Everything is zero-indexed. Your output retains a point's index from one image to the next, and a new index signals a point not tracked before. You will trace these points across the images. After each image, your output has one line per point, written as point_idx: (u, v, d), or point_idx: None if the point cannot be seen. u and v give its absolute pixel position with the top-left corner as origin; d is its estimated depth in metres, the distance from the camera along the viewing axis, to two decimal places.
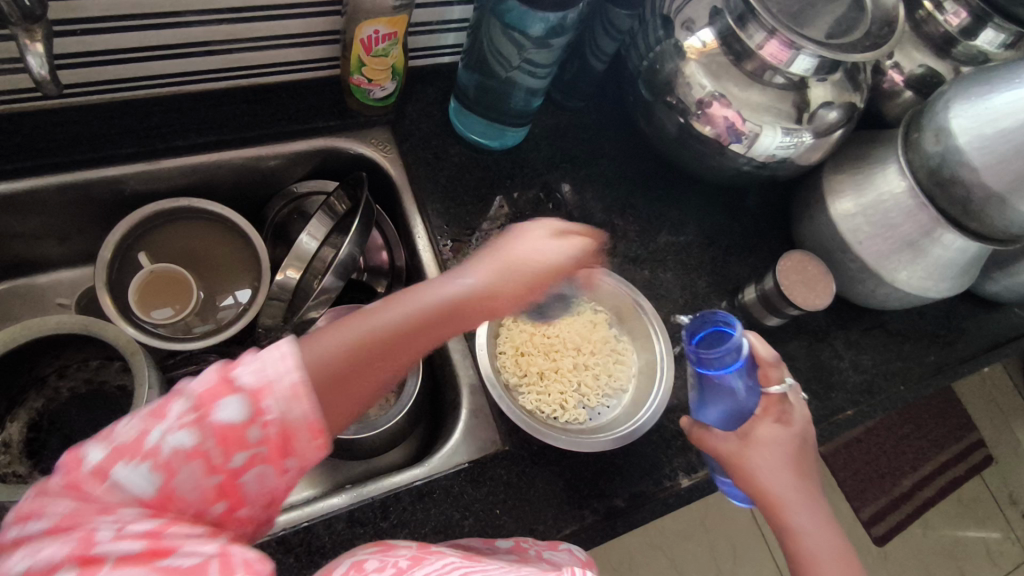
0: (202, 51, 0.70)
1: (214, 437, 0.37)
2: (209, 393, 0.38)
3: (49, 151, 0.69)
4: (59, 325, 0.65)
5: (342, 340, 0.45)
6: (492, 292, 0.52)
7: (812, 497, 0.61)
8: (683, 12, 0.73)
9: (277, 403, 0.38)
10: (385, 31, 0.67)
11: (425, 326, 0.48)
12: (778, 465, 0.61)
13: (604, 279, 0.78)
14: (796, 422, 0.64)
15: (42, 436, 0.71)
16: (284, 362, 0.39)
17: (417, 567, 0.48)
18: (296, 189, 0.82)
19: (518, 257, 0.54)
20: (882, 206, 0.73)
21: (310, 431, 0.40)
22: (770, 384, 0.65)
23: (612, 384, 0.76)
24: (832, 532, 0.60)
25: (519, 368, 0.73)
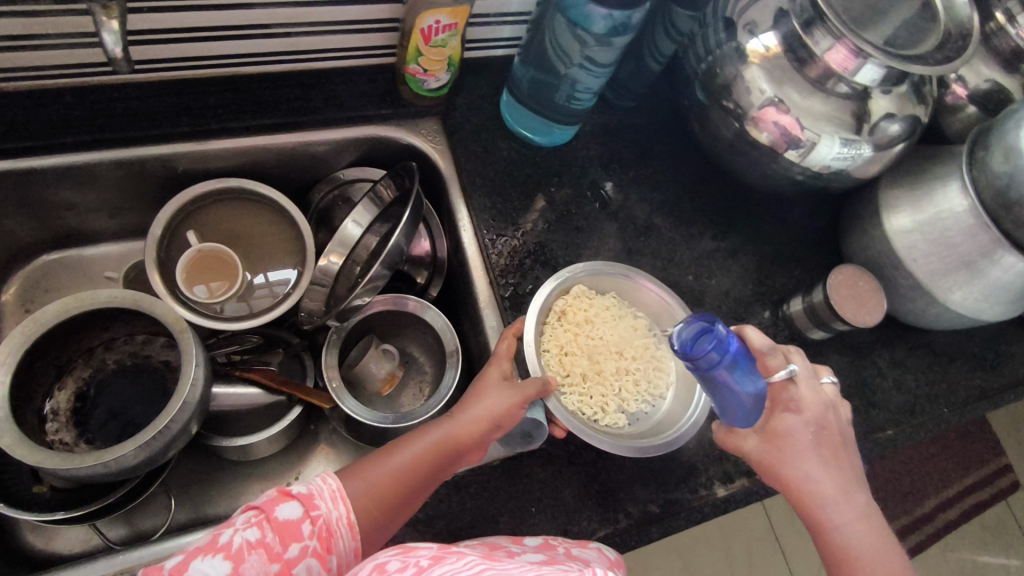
0: (262, 33, 0.70)
1: (273, 530, 0.49)
2: (270, 499, 0.51)
3: (108, 127, 0.69)
4: (109, 298, 0.65)
5: (370, 483, 0.56)
6: (474, 430, 0.59)
7: (848, 490, 0.60)
8: (747, 13, 0.72)
9: (324, 504, 0.53)
10: (446, 22, 0.67)
11: (429, 465, 0.58)
12: (803, 462, 0.60)
13: (648, 286, 0.75)
14: (810, 407, 0.61)
15: (87, 406, 0.72)
16: (326, 480, 0.55)
17: (438, 566, 0.44)
18: (343, 174, 0.82)
19: (491, 399, 0.60)
20: (941, 223, 0.71)
21: (349, 529, 0.53)
22: (773, 373, 0.63)
23: (652, 390, 0.73)
24: (870, 526, 0.58)
25: (562, 368, 0.70)
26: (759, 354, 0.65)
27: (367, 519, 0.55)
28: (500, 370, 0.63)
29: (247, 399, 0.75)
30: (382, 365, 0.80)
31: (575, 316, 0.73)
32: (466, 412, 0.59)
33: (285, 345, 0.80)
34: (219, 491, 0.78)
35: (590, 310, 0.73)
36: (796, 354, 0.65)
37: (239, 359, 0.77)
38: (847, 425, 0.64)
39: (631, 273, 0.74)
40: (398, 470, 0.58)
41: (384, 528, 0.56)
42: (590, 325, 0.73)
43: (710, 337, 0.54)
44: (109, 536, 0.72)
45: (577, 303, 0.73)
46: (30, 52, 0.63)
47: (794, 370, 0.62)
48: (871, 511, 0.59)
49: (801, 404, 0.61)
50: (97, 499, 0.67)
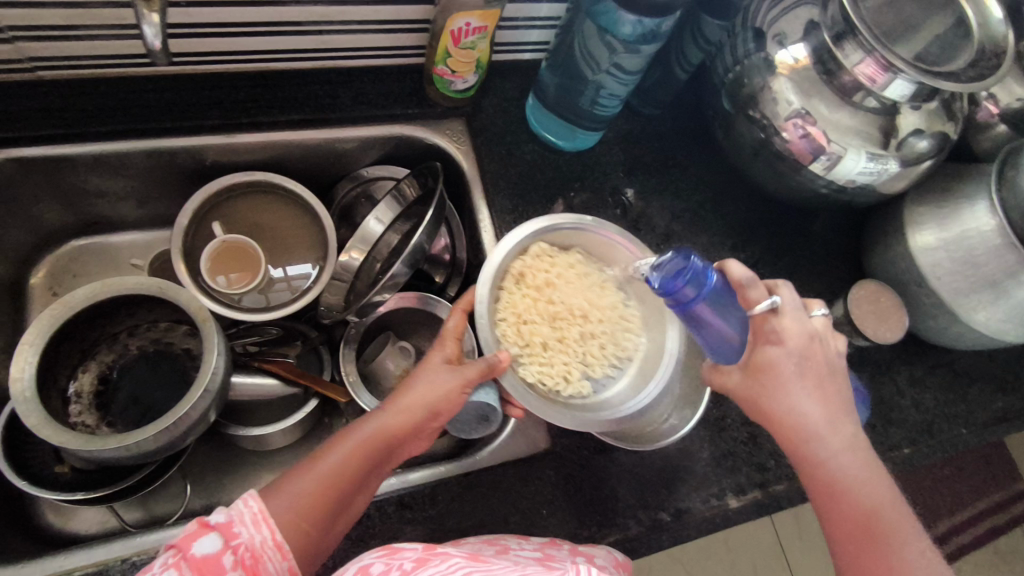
0: (295, 31, 0.71)
1: (191, 568, 0.44)
2: (186, 536, 0.46)
3: (141, 117, 0.71)
4: (136, 285, 0.66)
5: (299, 494, 0.52)
6: (411, 419, 0.57)
7: (835, 421, 0.57)
8: (777, 24, 0.72)
9: (246, 530, 0.48)
10: (476, 24, 0.67)
11: (364, 464, 0.55)
12: (788, 395, 0.57)
13: (613, 239, 0.70)
14: (793, 338, 0.57)
15: (110, 389, 0.73)
16: (246, 501, 0.49)
17: (422, 568, 0.46)
18: (366, 173, 0.83)
19: (428, 385, 0.59)
20: (966, 242, 0.70)
21: (278, 552, 0.48)
22: (754, 306, 0.59)
23: (618, 353, 0.70)
24: (858, 457, 0.56)
25: (520, 337, 0.67)
26: (738, 287, 0.60)
27: (300, 533, 0.50)
28: (444, 353, 0.61)
29: (265, 390, 0.77)
30: (398, 362, 0.80)
31: (533, 280, 0.69)
32: (401, 401, 0.58)
33: (303, 338, 0.81)
34: (234, 480, 0.79)
35: (551, 272, 0.69)
36: (784, 287, 0.60)
37: (257, 350, 0.78)
38: (839, 356, 0.61)
39: (598, 227, 0.69)
40: (331, 476, 0.54)
41: (320, 541, 0.52)
42: (551, 288, 0.69)
43: (685, 269, 0.53)
44: (126, 519, 0.73)
45: (535, 265, 0.69)
46: (71, 43, 0.65)
47: (776, 301, 0.58)
48: (859, 440, 0.57)
49: (782, 335, 0.57)
50: (120, 481, 0.68)
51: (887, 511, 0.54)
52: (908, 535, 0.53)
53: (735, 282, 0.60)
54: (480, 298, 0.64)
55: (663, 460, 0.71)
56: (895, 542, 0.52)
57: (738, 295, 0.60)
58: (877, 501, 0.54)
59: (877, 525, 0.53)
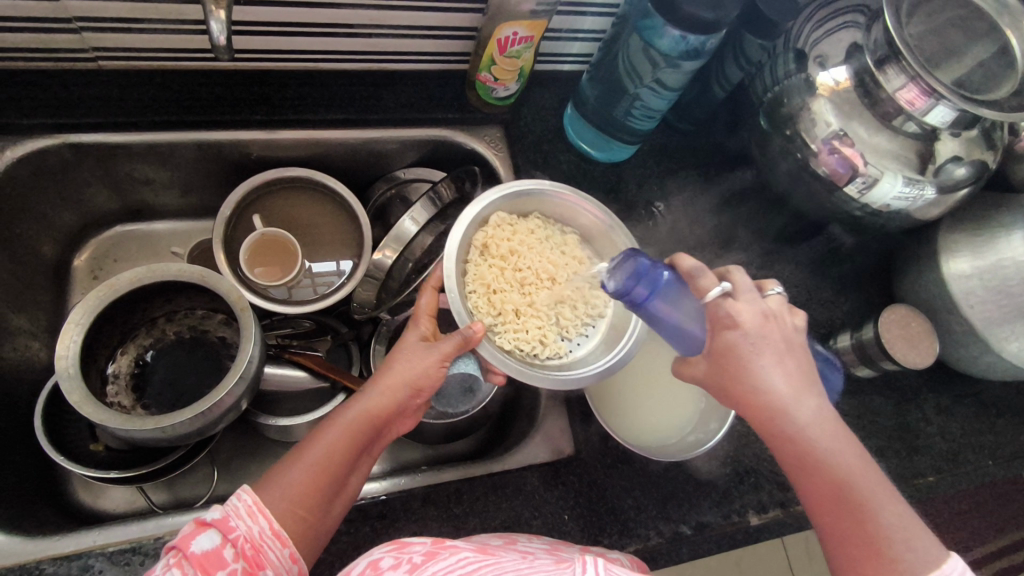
0: (345, 33, 0.73)
1: (193, 566, 0.45)
2: (183, 538, 0.47)
3: (192, 110, 0.73)
4: (178, 272, 0.68)
5: (290, 483, 0.52)
6: (392, 399, 0.58)
7: (801, 394, 0.53)
8: (819, 46, 0.73)
9: (242, 523, 0.49)
10: (523, 34, 0.69)
11: (352, 447, 0.55)
12: (750, 373, 0.54)
13: (568, 198, 0.70)
14: (746, 317, 0.55)
15: (146, 372, 0.75)
16: (240, 495, 0.50)
17: (432, 561, 0.46)
18: (403, 174, 0.85)
19: (407, 364, 0.59)
20: (1002, 272, 0.70)
21: (277, 539, 0.49)
22: (706, 294, 0.57)
23: (588, 311, 0.70)
24: (830, 428, 0.52)
25: (492, 307, 0.66)
26: (690, 278, 0.58)
27: (297, 520, 0.51)
28: (419, 332, 0.61)
29: (294, 382, 0.78)
30: None
31: (497, 250, 0.68)
32: (381, 382, 0.58)
33: (334, 333, 0.82)
34: (259, 468, 0.80)
35: (513, 240, 0.68)
36: (735, 271, 0.58)
37: (288, 342, 0.80)
38: (801, 334, 0.57)
39: (555, 189, 0.70)
40: (319, 462, 0.54)
41: (318, 525, 0.53)
42: (515, 255, 0.68)
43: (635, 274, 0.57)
44: (154, 499, 0.74)
45: (497, 235, 0.68)
46: (131, 35, 0.67)
47: (727, 287, 0.56)
48: (827, 411, 0.53)
49: (737, 317, 0.55)
50: (152, 463, 0.69)
51: (861, 477, 0.50)
52: (883, 501, 0.48)
53: (685, 273, 0.59)
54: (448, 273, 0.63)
55: (685, 472, 0.71)
56: (870, 510, 0.48)
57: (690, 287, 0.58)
58: (850, 470, 0.50)
59: (851, 495, 0.49)
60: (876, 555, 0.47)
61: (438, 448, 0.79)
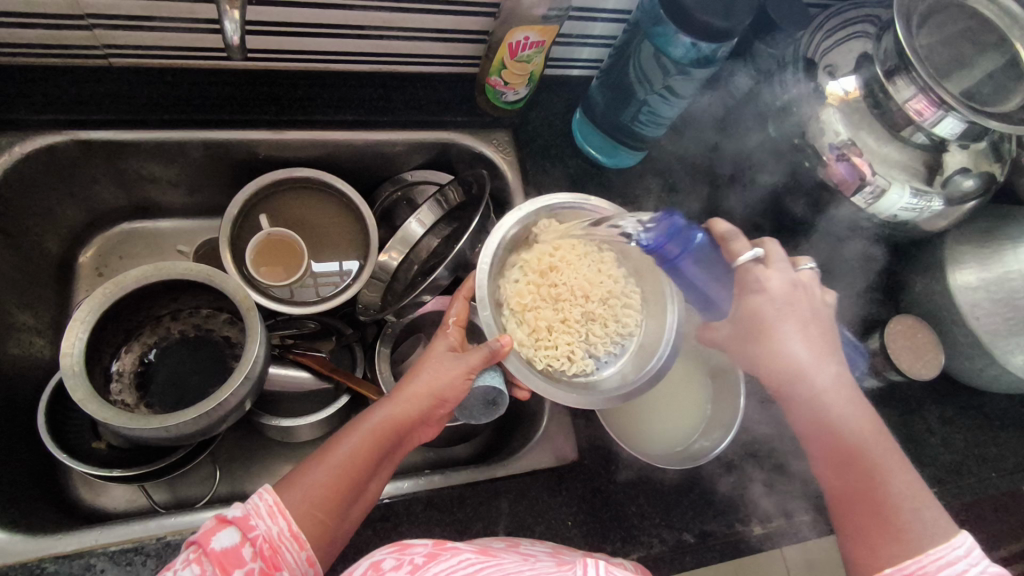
0: (356, 34, 0.73)
1: (212, 563, 0.45)
2: (204, 532, 0.47)
3: (201, 109, 0.73)
4: (184, 271, 0.68)
5: (312, 484, 0.52)
6: (418, 406, 0.58)
7: (822, 362, 0.57)
8: (828, 56, 0.74)
9: (262, 522, 0.49)
10: (534, 39, 0.69)
11: (375, 453, 0.56)
12: (775, 339, 0.58)
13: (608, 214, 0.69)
14: (776, 284, 0.59)
15: (150, 371, 0.75)
16: (262, 494, 0.50)
17: (433, 562, 0.46)
18: (410, 176, 0.85)
19: (434, 372, 0.60)
20: (1010, 283, 0.71)
21: (295, 541, 0.49)
22: (738, 258, 0.60)
23: (619, 330, 0.70)
24: (848, 398, 0.56)
25: (526, 323, 0.67)
26: (723, 242, 0.61)
27: (316, 523, 0.51)
28: (447, 341, 0.63)
29: (298, 382, 0.78)
30: None
31: (535, 265, 0.68)
32: (408, 390, 0.59)
33: (338, 334, 0.82)
34: (261, 469, 0.79)
35: (554, 256, 0.68)
36: (769, 243, 0.61)
37: (293, 343, 0.80)
38: (827, 308, 0.61)
39: (594, 206, 0.69)
40: (340, 464, 0.54)
41: (337, 529, 0.53)
42: (552, 271, 0.68)
43: (669, 232, 0.56)
44: (154, 498, 0.74)
45: (537, 251, 0.68)
46: (142, 33, 0.67)
47: (759, 253, 0.59)
48: (846, 380, 0.57)
49: (766, 284, 0.58)
50: (153, 461, 0.69)
51: (873, 448, 0.53)
52: (893, 471, 0.52)
53: (720, 238, 0.61)
54: (480, 284, 0.64)
55: (688, 480, 0.71)
56: (880, 477, 0.52)
57: (723, 251, 0.61)
58: (863, 440, 0.54)
59: (862, 461, 0.53)
60: (882, 522, 0.50)
61: (442, 452, 0.79)
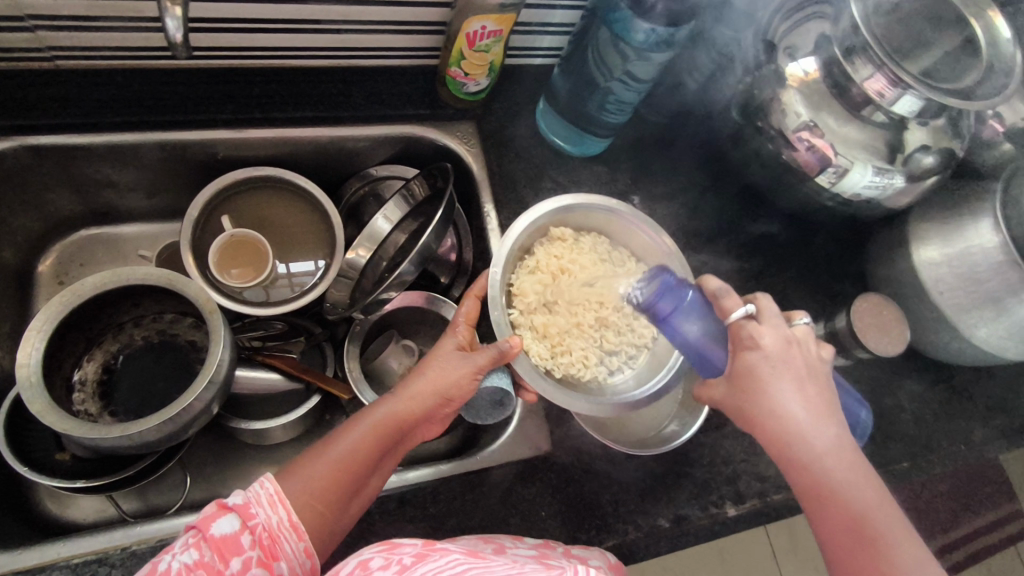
0: (313, 28, 0.72)
1: (211, 548, 0.47)
2: (205, 518, 0.48)
3: (155, 109, 0.71)
4: (144, 275, 0.67)
5: (312, 476, 0.54)
6: (421, 405, 0.60)
7: (819, 421, 0.55)
8: (788, 38, 0.73)
9: (263, 510, 0.50)
10: (492, 28, 0.68)
11: (376, 449, 0.57)
12: (771, 396, 0.55)
13: (628, 218, 0.72)
14: (768, 341, 0.57)
15: (113, 379, 0.73)
16: (263, 483, 0.52)
17: (421, 563, 0.46)
18: (376, 172, 0.84)
19: (439, 370, 0.61)
20: (969, 258, 0.70)
21: (294, 532, 0.50)
22: (730, 315, 0.59)
23: (636, 339, 0.71)
24: (848, 460, 0.53)
25: (538, 328, 0.69)
26: (715, 299, 0.61)
27: (314, 514, 0.52)
28: (456, 339, 0.64)
29: (267, 384, 0.77)
30: (401, 360, 0.82)
31: (548, 267, 0.71)
32: (412, 387, 0.60)
33: (307, 334, 0.81)
34: (234, 472, 0.79)
35: (565, 261, 0.71)
36: (762, 298, 0.59)
37: (261, 344, 0.78)
38: (825, 366, 0.59)
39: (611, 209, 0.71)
40: (341, 459, 0.55)
41: (336, 521, 0.54)
42: (566, 276, 0.71)
43: (659, 289, 0.60)
44: (124, 508, 0.73)
45: (546, 256, 0.71)
46: (89, 33, 0.65)
47: (751, 309, 0.58)
48: (847, 442, 0.54)
49: (759, 340, 0.57)
50: (121, 470, 0.68)
51: (876, 514, 0.51)
52: (899, 542, 0.49)
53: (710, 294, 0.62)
54: (491, 282, 0.66)
55: (663, 465, 0.71)
56: (885, 548, 0.49)
57: (715, 308, 0.61)
58: (866, 505, 0.51)
59: (866, 531, 0.50)
60: None
61: (415, 448, 0.78)
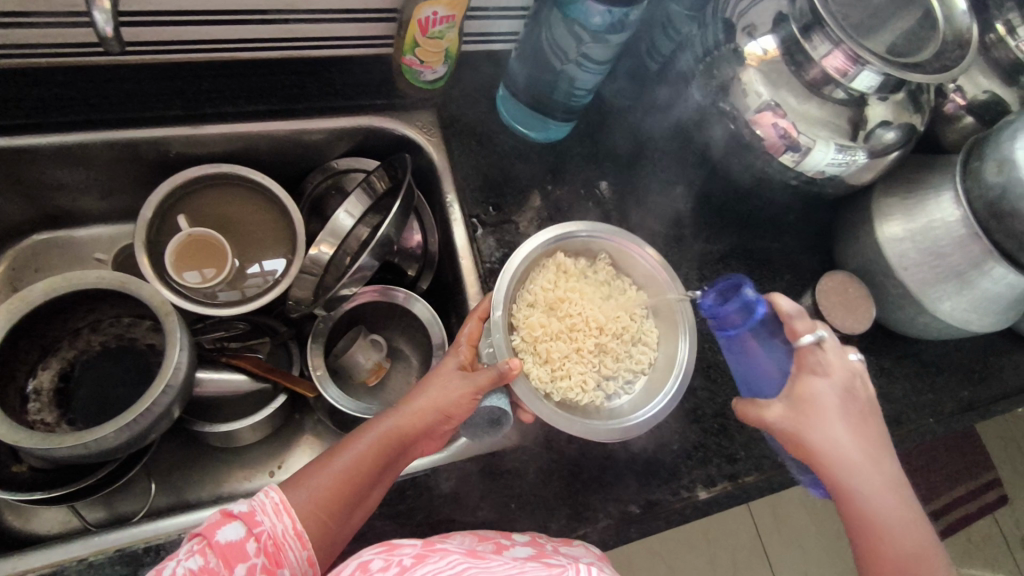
0: (260, 19, 0.70)
1: (216, 554, 0.48)
2: (212, 524, 0.50)
3: (101, 107, 0.70)
4: (97, 280, 0.65)
5: (317, 485, 0.55)
6: (422, 421, 0.60)
7: (875, 462, 0.57)
8: (746, 16, 0.72)
9: (268, 518, 0.51)
10: (443, 13, 0.67)
11: (378, 461, 0.58)
12: (831, 433, 0.57)
13: (635, 250, 0.72)
14: (834, 375, 0.59)
15: (71, 387, 0.72)
16: (269, 493, 0.53)
17: (421, 564, 0.47)
18: (337, 164, 0.82)
19: (442, 389, 0.60)
20: (932, 233, 0.70)
21: (298, 540, 0.51)
22: (799, 338, 0.60)
23: (631, 366, 0.71)
24: (901, 502, 0.56)
25: (538, 354, 0.68)
26: (784, 318, 0.61)
27: (318, 523, 0.53)
28: (458, 359, 0.63)
29: (230, 386, 0.75)
30: (369, 356, 0.81)
31: (548, 297, 0.70)
32: (414, 403, 0.60)
33: (272, 333, 0.81)
34: (202, 476, 0.77)
35: (563, 289, 0.71)
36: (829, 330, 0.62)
37: (225, 345, 0.78)
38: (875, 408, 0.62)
39: (610, 235, 0.71)
40: (344, 471, 0.56)
41: (338, 530, 0.55)
42: (566, 303, 0.70)
43: (736, 298, 0.62)
44: (88, 518, 0.71)
45: (546, 285, 0.70)
46: (23, 30, 0.63)
47: (821, 336, 0.60)
48: (899, 483, 0.57)
49: (825, 373, 0.59)
50: (80, 480, 0.66)
51: (930, 555, 0.54)
52: None
53: (781, 314, 0.61)
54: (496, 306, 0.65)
55: (633, 451, 0.71)
56: None
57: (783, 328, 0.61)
58: (918, 546, 0.55)
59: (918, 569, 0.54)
60: None
61: None
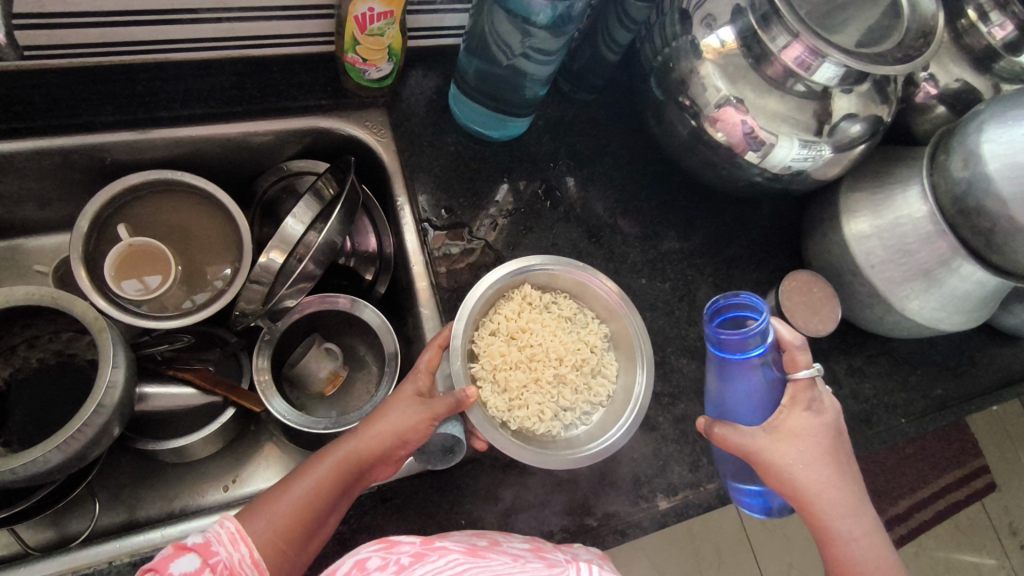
0: (190, 18, 0.67)
1: None
2: (163, 558, 0.48)
3: (23, 115, 0.66)
4: (26, 296, 0.62)
5: (276, 513, 0.53)
6: (382, 447, 0.57)
7: (854, 503, 0.57)
8: (704, 6, 0.68)
9: (223, 549, 0.51)
10: (380, 9, 0.64)
11: (337, 488, 0.55)
12: (812, 470, 0.57)
13: (597, 283, 0.70)
14: (825, 412, 0.59)
15: (8, 406, 0.70)
16: (223, 523, 0.52)
17: (419, 563, 0.47)
18: (287, 166, 0.79)
19: (401, 414, 0.57)
20: (899, 230, 0.68)
21: (255, 568, 0.51)
22: (799, 370, 0.60)
23: (591, 398, 0.69)
24: (880, 547, 0.56)
25: (497, 381, 0.66)
26: (786, 347, 0.61)
27: (276, 551, 0.52)
28: (417, 385, 0.60)
29: (179, 399, 0.73)
30: (324, 364, 0.78)
31: (509, 326, 0.68)
32: (374, 427, 0.57)
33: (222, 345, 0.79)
34: (151, 493, 0.75)
35: (525, 319, 0.69)
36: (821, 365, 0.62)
37: (173, 358, 0.75)
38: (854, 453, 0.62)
39: (567, 267, 0.70)
40: (302, 499, 0.54)
41: (297, 557, 0.53)
42: (527, 333, 0.68)
43: (758, 324, 0.56)
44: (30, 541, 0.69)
45: (509, 314, 0.69)
46: None
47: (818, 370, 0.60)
48: (877, 527, 0.57)
49: (814, 410, 0.59)
50: (14, 502, 0.64)
51: None
52: None
53: (783, 341, 0.61)
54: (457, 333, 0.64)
55: None
56: None
57: (784, 356, 0.60)
58: None
59: None
60: None
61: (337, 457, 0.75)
